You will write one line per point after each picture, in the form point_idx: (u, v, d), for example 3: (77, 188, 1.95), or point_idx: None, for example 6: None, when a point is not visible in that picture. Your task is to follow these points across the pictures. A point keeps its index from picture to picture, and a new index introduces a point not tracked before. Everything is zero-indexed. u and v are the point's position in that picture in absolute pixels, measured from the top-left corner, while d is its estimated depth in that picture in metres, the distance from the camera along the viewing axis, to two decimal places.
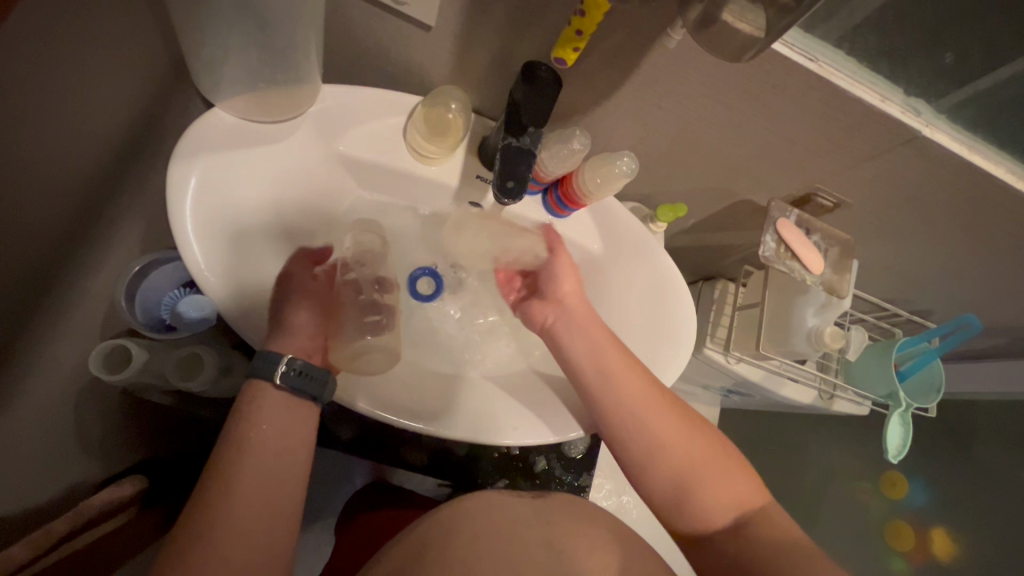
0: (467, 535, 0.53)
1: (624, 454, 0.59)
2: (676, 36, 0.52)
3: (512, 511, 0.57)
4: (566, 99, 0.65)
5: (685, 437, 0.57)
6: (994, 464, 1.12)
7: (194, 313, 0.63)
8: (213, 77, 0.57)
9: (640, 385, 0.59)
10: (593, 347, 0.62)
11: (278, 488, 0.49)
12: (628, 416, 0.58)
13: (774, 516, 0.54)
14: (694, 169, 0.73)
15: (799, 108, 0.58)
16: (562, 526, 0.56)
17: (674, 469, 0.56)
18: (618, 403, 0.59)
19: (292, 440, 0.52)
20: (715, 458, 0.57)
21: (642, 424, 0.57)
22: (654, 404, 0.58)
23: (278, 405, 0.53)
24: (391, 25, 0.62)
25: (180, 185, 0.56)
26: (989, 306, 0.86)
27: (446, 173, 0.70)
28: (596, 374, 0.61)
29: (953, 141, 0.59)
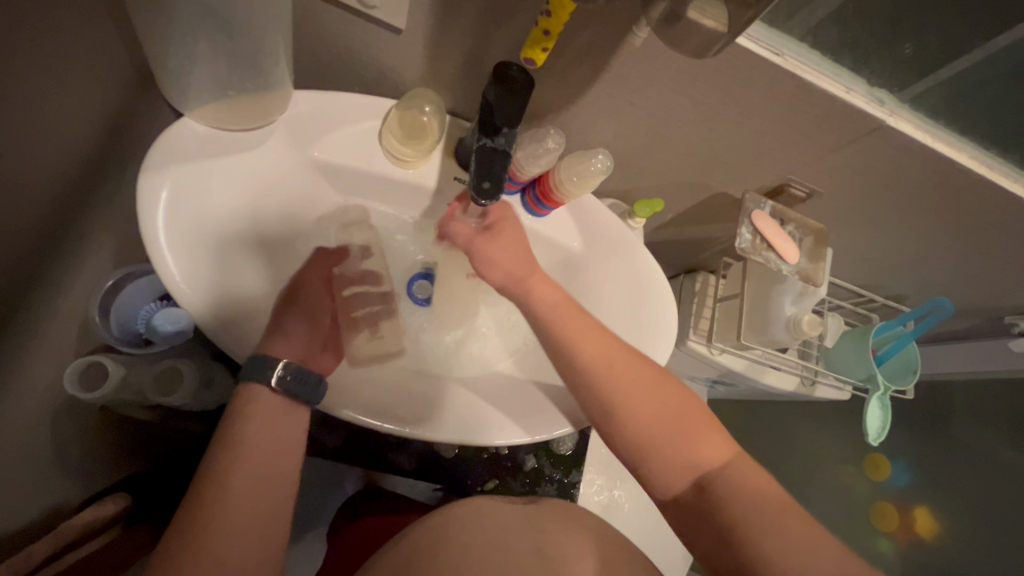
0: (460, 543, 0.54)
1: (593, 415, 0.58)
2: (642, 36, 0.52)
3: (503, 521, 0.57)
4: (539, 99, 0.66)
5: (652, 395, 0.56)
6: (970, 441, 1.15)
7: (169, 327, 0.61)
8: (180, 86, 0.56)
9: (597, 343, 0.59)
10: (547, 309, 0.61)
11: (264, 505, 0.48)
12: (588, 377, 0.58)
13: (742, 468, 0.53)
14: (669, 163, 0.74)
15: (767, 101, 0.59)
16: (553, 534, 0.56)
17: (638, 428, 0.55)
18: (579, 357, 0.58)
19: (282, 442, 0.51)
20: (679, 411, 0.56)
21: (603, 386, 0.57)
22: (615, 364, 0.58)
23: (268, 409, 0.52)
24: (361, 29, 0.62)
25: (150, 197, 0.55)
26: (960, 288, 0.89)
27: (423, 176, 0.70)
28: (556, 337, 0.60)
29: (915, 128, 0.60)
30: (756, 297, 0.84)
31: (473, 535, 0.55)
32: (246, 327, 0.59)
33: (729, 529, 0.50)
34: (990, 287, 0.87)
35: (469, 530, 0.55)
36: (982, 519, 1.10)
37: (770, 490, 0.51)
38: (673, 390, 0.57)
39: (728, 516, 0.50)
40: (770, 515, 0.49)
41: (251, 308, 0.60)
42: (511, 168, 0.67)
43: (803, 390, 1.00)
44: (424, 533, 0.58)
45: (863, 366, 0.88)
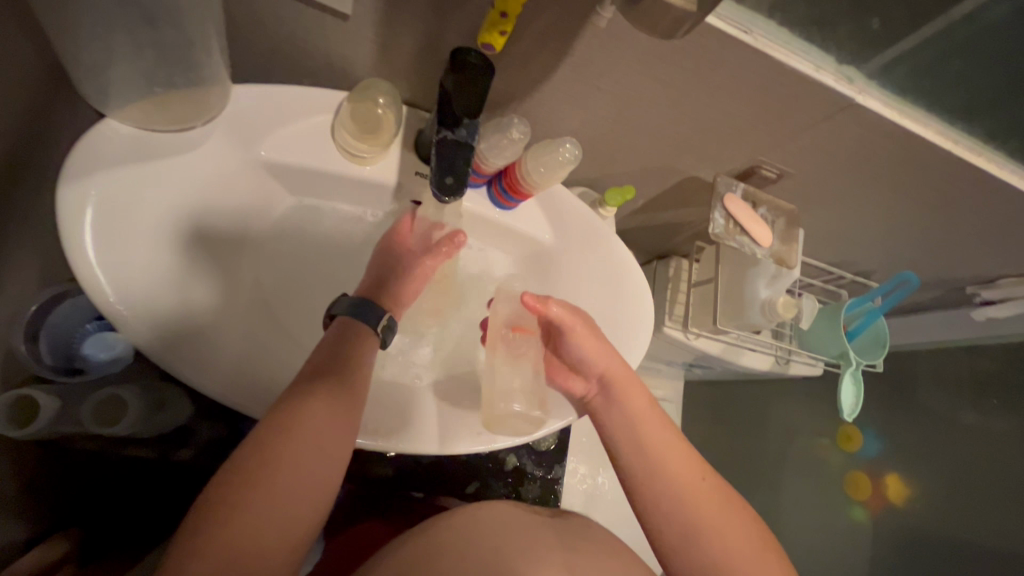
0: (484, 552, 0.50)
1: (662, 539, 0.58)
2: (606, 14, 0.49)
3: (533, 534, 0.53)
4: (500, 86, 0.62)
5: (731, 526, 0.57)
6: (936, 408, 1.19)
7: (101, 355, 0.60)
8: (99, 85, 0.49)
9: (685, 467, 0.59)
10: (637, 421, 0.62)
11: (309, 484, 0.45)
12: (671, 506, 0.57)
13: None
14: (638, 149, 0.71)
15: (737, 82, 0.57)
16: (585, 553, 0.52)
17: (713, 560, 0.55)
18: (670, 483, 0.58)
19: (332, 436, 0.48)
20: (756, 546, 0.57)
21: (687, 511, 0.57)
22: (696, 488, 0.58)
23: (327, 409, 0.48)
24: (302, 16, 0.57)
25: (75, 209, 0.50)
26: (924, 262, 0.90)
27: (381, 172, 0.66)
28: (637, 444, 0.60)
29: (884, 105, 0.60)
30: (730, 280, 0.83)
31: (500, 538, 0.52)
32: (194, 347, 0.54)
33: None
34: (953, 259, 0.89)
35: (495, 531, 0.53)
36: (949, 480, 1.15)
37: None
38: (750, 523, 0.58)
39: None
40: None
41: (200, 326, 0.55)
42: (474, 160, 0.63)
43: (778, 369, 1.00)
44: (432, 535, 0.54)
45: (836, 343, 0.89)
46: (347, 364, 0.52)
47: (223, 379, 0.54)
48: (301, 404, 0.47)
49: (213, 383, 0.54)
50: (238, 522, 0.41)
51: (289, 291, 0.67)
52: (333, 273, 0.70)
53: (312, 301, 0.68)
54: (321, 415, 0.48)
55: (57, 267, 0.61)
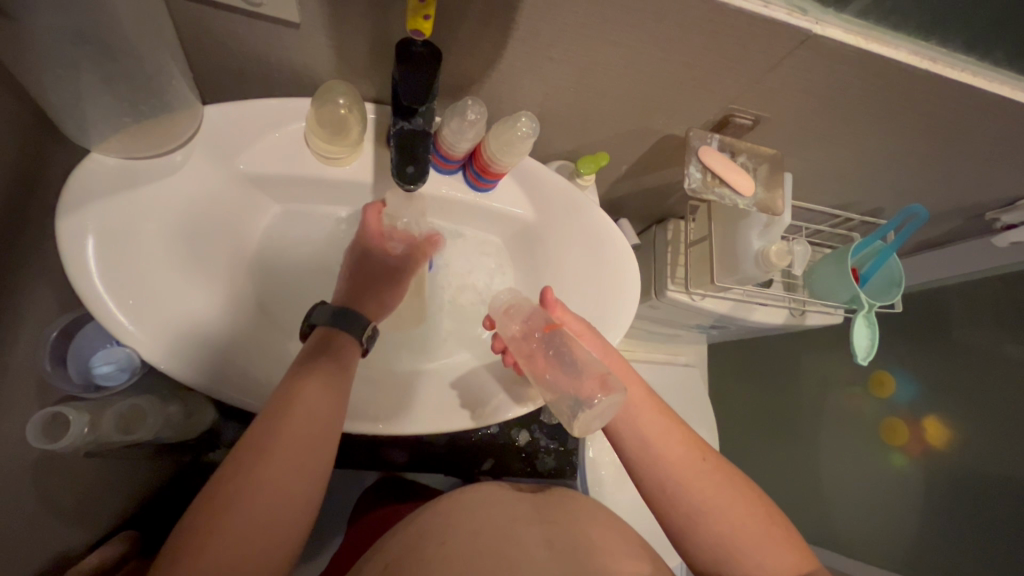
0: (469, 531, 0.57)
1: (668, 522, 0.57)
2: None
3: (515, 511, 0.62)
4: (455, 70, 0.63)
5: (734, 500, 0.55)
6: (972, 342, 1.11)
7: (107, 366, 0.65)
8: (76, 123, 0.53)
9: (684, 453, 0.57)
10: (638, 412, 0.59)
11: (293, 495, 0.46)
12: (671, 492, 0.56)
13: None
14: (607, 114, 0.71)
15: (686, 31, 0.56)
16: (563, 524, 0.60)
17: (718, 536, 0.54)
18: (657, 465, 0.57)
19: (326, 418, 0.50)
20: (765, 520, 0.55)
21: (688, 496, 0.55)
22: (696, 471, 0.56)
23: (319, 395, 0.51)
24: (258, 30, 0.59)
25: (75, 241, 0.54)
26: (933, 191, 0.86)
27: (356, 170, 0.69)
28: (631, 433, 0.59)
29: (845, 33, 0.57)
30: (724, 234, 0.82)
31: (487, 527, 0.58)
32: (203, 354, 0.58)
33: None
34: (965, 185, 0.84)
35: (483, 520, 0.59)
36: (993, 418, 1.05)
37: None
38: (754, 495, 0.56)
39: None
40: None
41: (204, 335, 0.59)
42: (440, 145, 0.65)
43: (794, 321, 0.98)
44: (430, 523, 0.60)
45: (845, 288, 0.86)
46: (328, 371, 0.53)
47: (233, 384, 0.58)
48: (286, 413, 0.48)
49: (222, 386, 0.58)
50: (240, 506, 0.43)
51: (285, 294, 0.70)
52: (327, 273, 0.73)
53: (309, 301, 0.71)
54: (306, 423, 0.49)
55: (74, 295, 0.66)
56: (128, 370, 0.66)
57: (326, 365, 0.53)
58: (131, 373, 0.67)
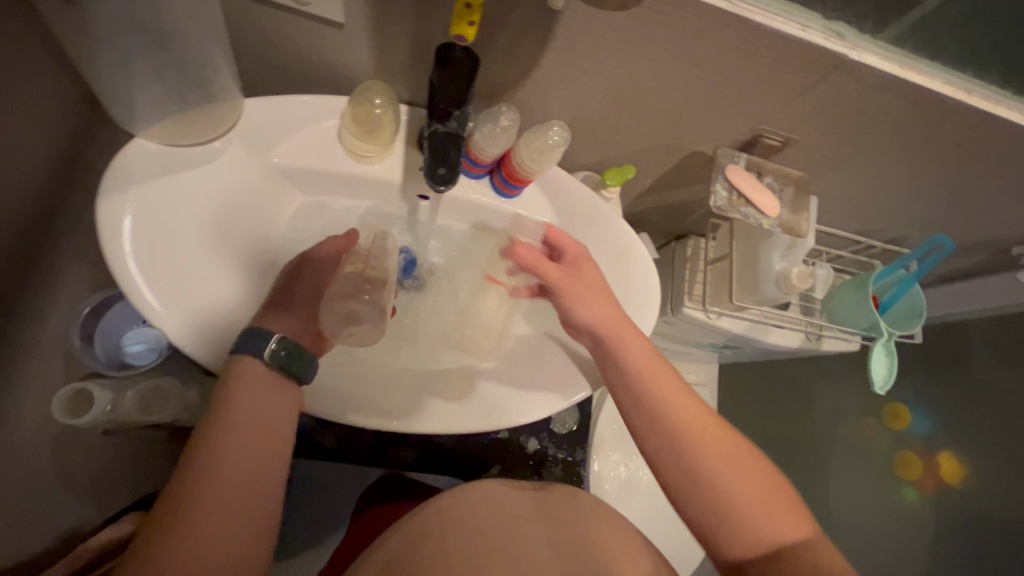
0: (468, 527, 0.57)
1: (661, 468, 0.57)
2: None
3: (516, 507, 0.61)
4: (491, 77, 0.64)
5: (730, 458, 0.55)
6: (993, 382, 1.10)
7: (136, 345, 0.64)
8: (126, 108, 0.55)
9: (681, 402, 0.58)
10: (640, 370, 0.59)
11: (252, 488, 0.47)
12: (669, 438, 0.57)
13: (822, 549, 0.51)
14: (636, 127, 0.72)
15: (722, 50, 0.57)
16: (564, 522, 0.60)
17: (711, 487, 0.54)
18: (654, 407, 0.58)
19: (271, 416, 0.51)
20: (764, 484, 0.55)
21: (683, 441, 0.56)
22: (694, 422, 0.57)
23: (263, 390, 0.51)
24: (303, 29, 0.61)
25: (114, 221, 0.55)
26: (959, 223, 0.85)
27: (386, 169, 0.70)
28: (631, 379, 0.59)
29: (882, 60, 0.57)
30: (744, 254, 0.82)
31: (487, 525, 0.57)
32: (228, 340, 0.59)
33: None
34: (991, 219, 0.83)
35: (484, 514, 0.59)
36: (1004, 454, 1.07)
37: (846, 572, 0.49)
38: (754, 461, 0.56)
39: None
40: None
41: (230, 321, 0.60)
42: (471, 150, 0.65)
43: (809, 345, 0.97)
44: (432, 515, 0.61)
45: (865, 315, 0.85)
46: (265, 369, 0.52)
47: None
48: (227, 416, 0.48)
49: None
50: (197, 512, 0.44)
51: None
52: None
53: None
54: (253, 420, 0.49)
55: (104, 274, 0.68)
56: (156, 351, 0.65)
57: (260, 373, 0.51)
58: (160, 355, 0.66)
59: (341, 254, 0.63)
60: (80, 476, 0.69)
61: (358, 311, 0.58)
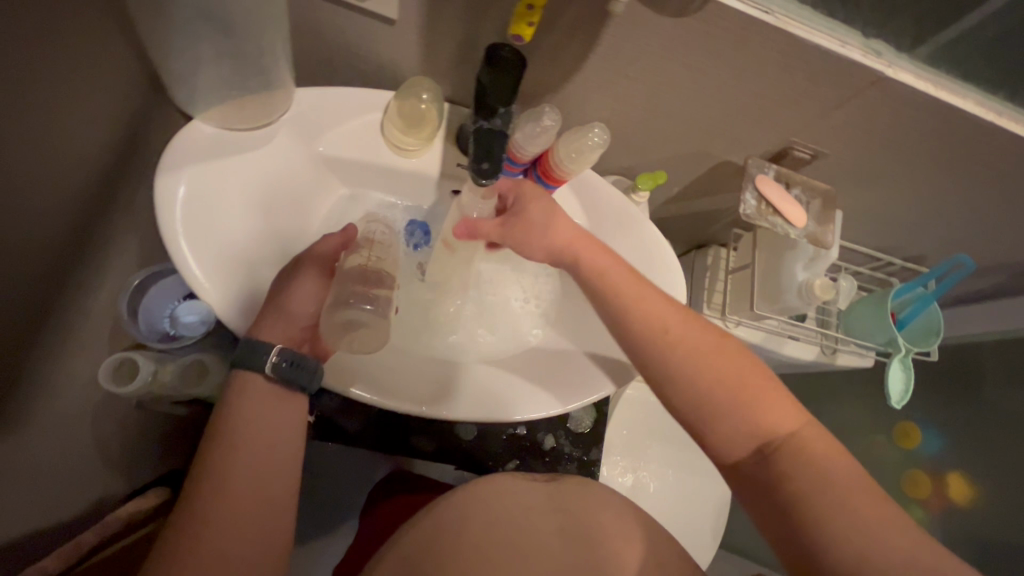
0: (482, 521, 0.58)
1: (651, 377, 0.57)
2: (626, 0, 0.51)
3: (528, 498, 0.63)
4: (534, 79, 0.66)
5: (715, 356, 0.55)
6: (1003, 404, 1.11)
7: (189, 316, 0.66)
8: (189, 91, 0.58)
9: (657, 307, 0.59)
10: (614, 281, 0.60)
11: (261, 500, 0.50)
12: (651, 345, 0.57)
13: (809, 439, 0.50)
14: (669, 134, 0.74)
15: (761, 61, 0.59)
16: (577, 513, 0.61)
17: (700, 388, 0.54)
18: (630, 314, 0.58)
19: (275, 424, 0.53)
20: (753, 374, 0.54)
21: (666, 346, 0.56)
22: (676, 326, 0.57)
23: (265, 399, 0.53)
24: (357, 23, 0.64)
25: (169, 197, 0.58)
26: (980, 244, 0.86)
27: (425, 163, 0.72)
28: (608, 292, 0.60)
29: (916, 78, 0.59)
30: (767, 264, 0.84)
31: (503, 520, 0.59)
32: None
33: (797, 480, 0.48)
34: (1012, 240, 0.85)
35: (497, 508, 0.60)
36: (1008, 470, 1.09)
37: (835, 459, 0.49)
38: (735, 356, 0.55)
39: (796, 488, 0.48)
40: (840, 500, 0.46)
41: None
42: (511, 149, 0.68)
43: (824, 359, 0.98)
44: (445, 509, 0.62)
45: (883, 329, 0.86)
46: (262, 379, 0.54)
47: None
48: (234, 430, 0.51)
49: None
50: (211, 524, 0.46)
51: None
52: None
53: None
54: (259, 434, 0.52)
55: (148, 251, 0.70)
56: (207, 323, 0.67)
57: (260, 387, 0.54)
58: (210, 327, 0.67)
59: (344, 245, 0.64)
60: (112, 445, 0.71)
61: (357, 319, 0.57)
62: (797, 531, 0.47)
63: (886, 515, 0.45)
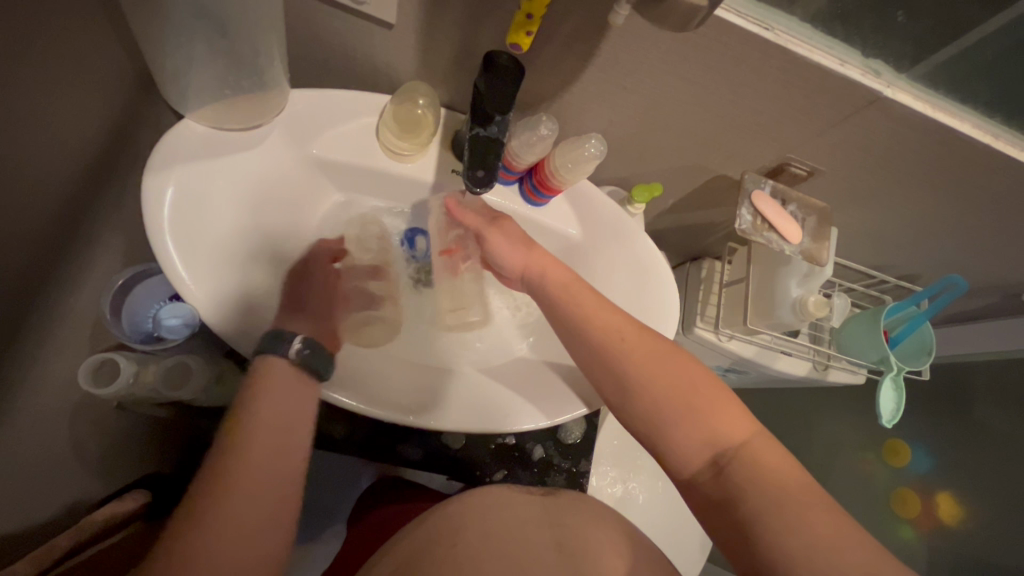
0: (478, 533, 0.57)
1: (605, 389, 0.60)
2: (623, 14, 0.51)
3: (523, 512, 0.62)
4: (531, 87, 0.66)
5: (674, 369, 0.56)
6: (997, 425, 1.11)
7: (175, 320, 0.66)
8: (179, 87, 0.57)
9: (613, 320, 0.61)
10: (568, 295, 0.63)
11: (277, 486, 0.48)
12: (604, 357, 0.59)
13: (757, 447, 0.51)
14: (666, 147, 0.73)
15: (760, 77, 0.59)
16: (572, 526, 0.60)
17: (649, 398, 0.56)
18: (588, 329, 0.61)
19: (295, 412, 0.53)
20: (706, 387, 0.55)
21: (619, 357, 0.58)
22: (632, 340, 0.59)
23: (286, 384, 0.54)
24: (355, 27, 0.63)
25: (156, 195, 0.56)
26: (974, 265, 0.87)
27: (419, 169, 0.71)
28: (565, 310, 0.63)
29: (914, 99, 0.59)
30: (761, 278, 0.84)
31: (498, 534, 0.57)
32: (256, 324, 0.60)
33: (742, 494, 0.49)
34: (1005, 262, 0.85)
35: (492, 520, 0.59)
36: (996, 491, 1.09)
37: (785, 471, 0.49)
38: (685, 369, 0.56)
39: (745, 501, 0.48)
40: (791, 513, 0.46)
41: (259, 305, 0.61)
42: (506, 157, 0.67)
43: (816, 375, 0.98)
44: (438, 522, 0.61)
45: (875, 348, 0.86)
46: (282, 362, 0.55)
47: None
48: (259, 412, 0.50)
49: None
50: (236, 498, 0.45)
51: None
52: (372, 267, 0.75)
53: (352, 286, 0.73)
54: (281, 422, 0.51)
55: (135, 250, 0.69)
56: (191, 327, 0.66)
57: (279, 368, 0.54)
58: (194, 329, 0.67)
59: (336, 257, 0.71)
60: (90, 451, 0.70)
61: (370, 317, 0.70)
62: (748, 541, 0.47)
63: (839, 529, 0.44)
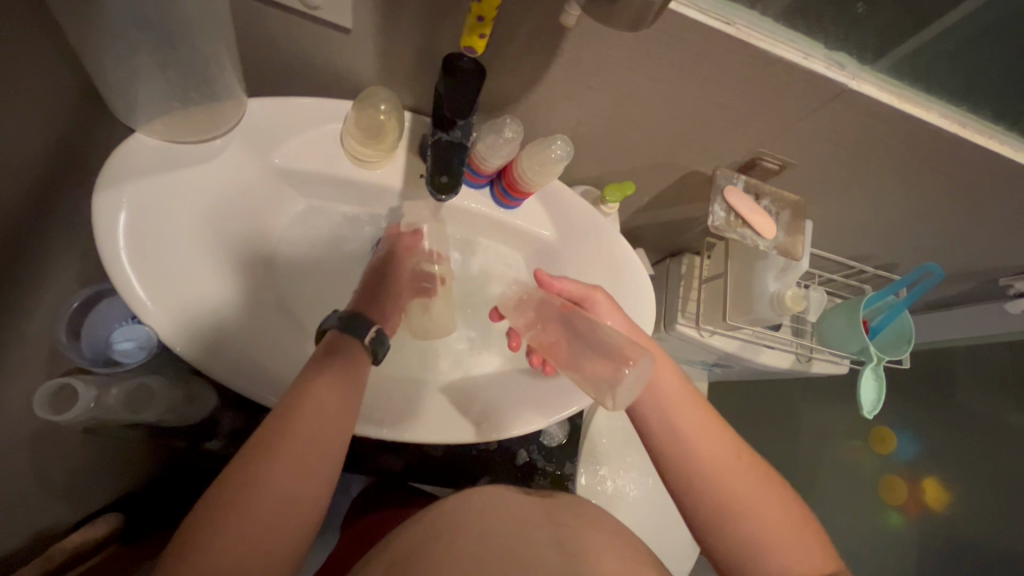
0: (477, 531, 0.56)
1: (693, 507, 0.53)
2: (574, 13, 0.49)
3: (522, 513, 0.60)
4: (496, 88, 0.64)
5: (766, 497, 0.52)
6: (976, 408, 1.14)
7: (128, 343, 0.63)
8: (127, 100, 0.55)
9: (713, 435, 0.55)
10: (669, 401, 0.56)
11: (291, 504, 0.43)
12: (702, 477, 0.53)
13: None
14: (637, 145, 0.72)
15: (724, 73, 0.58)
16: (571, 528, 0.59)
17: (742, 526, 0.51)
18: (681, 442, 0.54)
19: (327, 427, 0.47)
20: (796, 521, 0.52)
21: (718, 482, 0.52)
22: (726, 462, 0.53)
23: (324, 393, 0.48)
24: (310, 32, 0.61)
25: (109, 214, 0.54)
26: (949, 253, 0.87)
27: (385, 175, 0.69)
28: (661, 421, 0.56)
29: (879, 91, 0.59)
30: (738, 273, 0.83)
31: (495, 531, 0.56)
32: (219, 342, 0.58)
33: None
34: (980, 249, 0.85)
35: (491, 519, 0.58)
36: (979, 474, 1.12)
37: None
38: (783, 499, 0.52)
39: None
40: None
41: (221, 322, 0.59)
42: (472, 159, 0.66)
43: (799, 367, 0.97)
44: (433, 521, 0.60)
45: (855, 338, 0.85)
46: (339, 367, 0.50)
47: (249, 372, 0.58)
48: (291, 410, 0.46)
49: (237, 377, 0.57)
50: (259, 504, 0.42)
51: (302, 289, 0.71)
52: (341, 276, 0.73)
53: (322, 297, 0.71)
54: (312, 434, 0.46)
55: None
56: (146, 349, 0.64)
57: (336, 367, 0.50)
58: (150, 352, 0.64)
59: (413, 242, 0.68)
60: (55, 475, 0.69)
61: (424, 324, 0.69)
62: None
63: None
